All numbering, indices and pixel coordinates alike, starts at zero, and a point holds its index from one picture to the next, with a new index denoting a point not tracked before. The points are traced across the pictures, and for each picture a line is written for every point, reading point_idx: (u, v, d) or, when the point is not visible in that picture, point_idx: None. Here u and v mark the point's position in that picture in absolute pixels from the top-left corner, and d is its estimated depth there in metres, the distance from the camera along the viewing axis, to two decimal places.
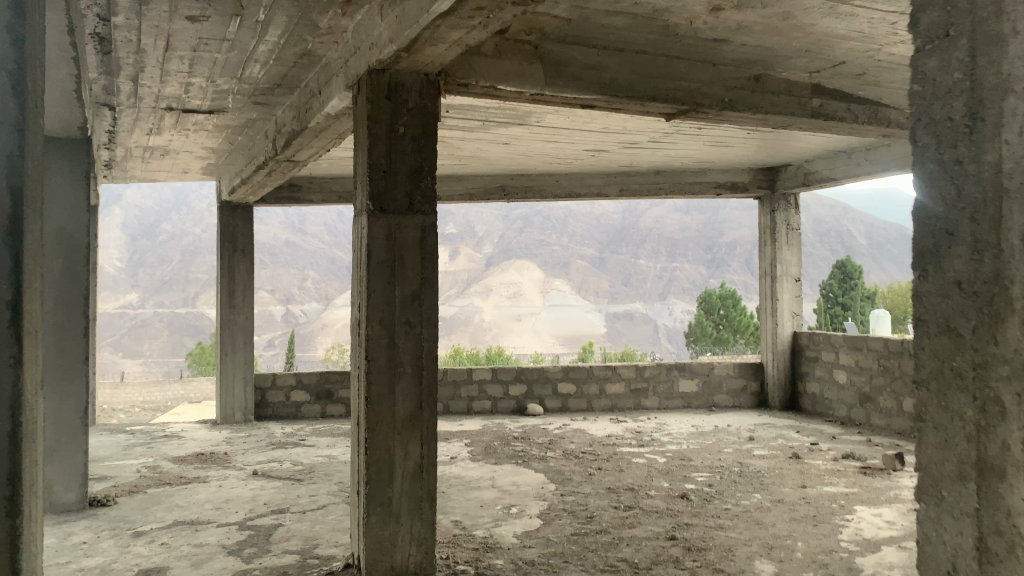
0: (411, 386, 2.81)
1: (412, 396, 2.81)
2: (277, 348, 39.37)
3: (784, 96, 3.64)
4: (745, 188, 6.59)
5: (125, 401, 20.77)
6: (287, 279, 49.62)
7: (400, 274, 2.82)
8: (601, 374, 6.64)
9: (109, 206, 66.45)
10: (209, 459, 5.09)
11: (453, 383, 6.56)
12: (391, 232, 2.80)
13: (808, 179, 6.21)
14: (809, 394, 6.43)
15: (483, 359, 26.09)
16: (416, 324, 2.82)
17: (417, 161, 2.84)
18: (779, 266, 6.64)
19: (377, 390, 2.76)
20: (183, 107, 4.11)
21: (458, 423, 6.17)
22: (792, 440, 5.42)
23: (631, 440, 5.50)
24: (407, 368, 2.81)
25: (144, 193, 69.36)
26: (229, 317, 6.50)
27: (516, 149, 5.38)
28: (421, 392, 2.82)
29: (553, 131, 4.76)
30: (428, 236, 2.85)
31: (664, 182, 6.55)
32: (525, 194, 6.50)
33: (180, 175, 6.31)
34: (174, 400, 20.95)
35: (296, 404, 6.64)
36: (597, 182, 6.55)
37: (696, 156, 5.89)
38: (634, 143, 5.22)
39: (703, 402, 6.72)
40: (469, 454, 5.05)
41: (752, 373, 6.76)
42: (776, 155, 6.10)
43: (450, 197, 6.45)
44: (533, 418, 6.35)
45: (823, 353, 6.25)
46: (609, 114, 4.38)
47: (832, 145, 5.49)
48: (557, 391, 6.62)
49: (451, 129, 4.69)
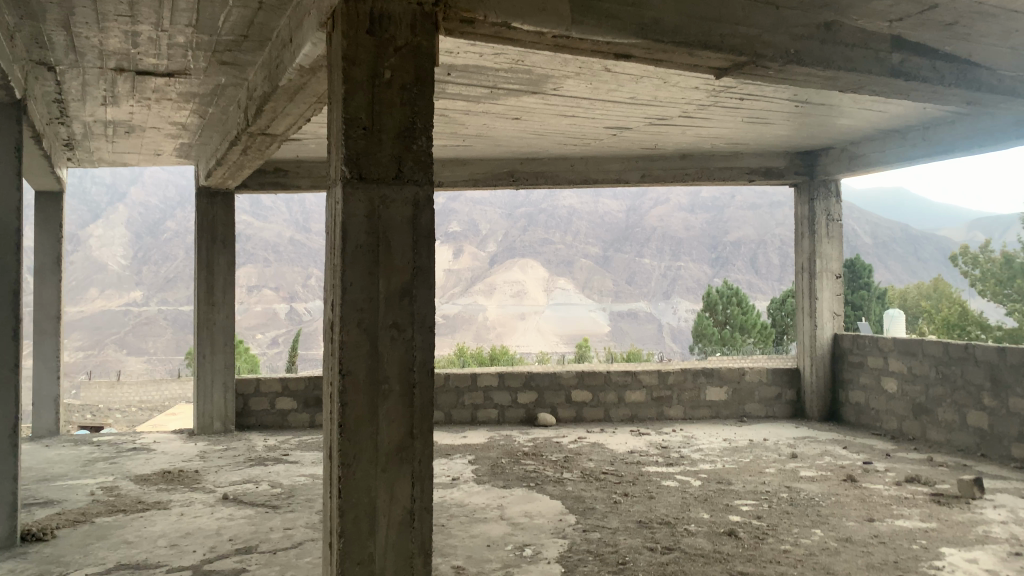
0: (402, 409, 2.16)
1: (401, 420, 2.17)
2: (280, 346, 39.01)
3: (860, 50, 2.97)
4: (780, 173, 5.95)
5: (121, 401, 20.25)
6: (291, 277, 49.17)
7: (385, 262, 2.17)
8: (619, 380, 5.99)
9: (114, 203, 66.06)
10: (176, 479, 4.44)
11: (456, 389, 5.91)
12: (374, 203, 2.16)
13: (853, 162, 5.55)
14: (851, 404, 5.76)
15: (487, 359, 25.57)
16: (406, 326, 2.18)
17: (407, 114, 2.19)
18: (818, 261, 5.95)
19: (352, 409, 2.11)
20: (136, 68, 3.46)
21: (462, 436, 5.53)
22: (841, 458, 4.75)
23: (658, 458, 4.84)
24: (394, 385, 2.16)
25: (148, 189, 68.94)
26: (207, 316, 5.87)
27: (528, 126, 4.72)
28: (412, 415, 2.18)
29: (573, 101, 4.10)
30: (422, 214, 2.21)
31: (691, 167, 5.90)
32: (536, 179, 5.87)
33: (154, 158, 5.67)
34: (173, 400, 20.40)
35: (281, 413, 5.98)
36: (616, 167, 5.90)
37: (729, 135, 5.23)
38: (663, 119, 4.55)
39: (732, 412, 6.07)
40: (473, 474, 4.41)
41: (787, 380, 6.10)
42: (816, 136, 5.45)
43: (453, 183, 5.82)
44: (544, 429, 5.71)
45: (870, 359, 5.58)
46: (639, 79, 3.72)
47: (883, 122, 4.84)
48: (571, 399, 5.98)
49: (454, 99, 4.05)
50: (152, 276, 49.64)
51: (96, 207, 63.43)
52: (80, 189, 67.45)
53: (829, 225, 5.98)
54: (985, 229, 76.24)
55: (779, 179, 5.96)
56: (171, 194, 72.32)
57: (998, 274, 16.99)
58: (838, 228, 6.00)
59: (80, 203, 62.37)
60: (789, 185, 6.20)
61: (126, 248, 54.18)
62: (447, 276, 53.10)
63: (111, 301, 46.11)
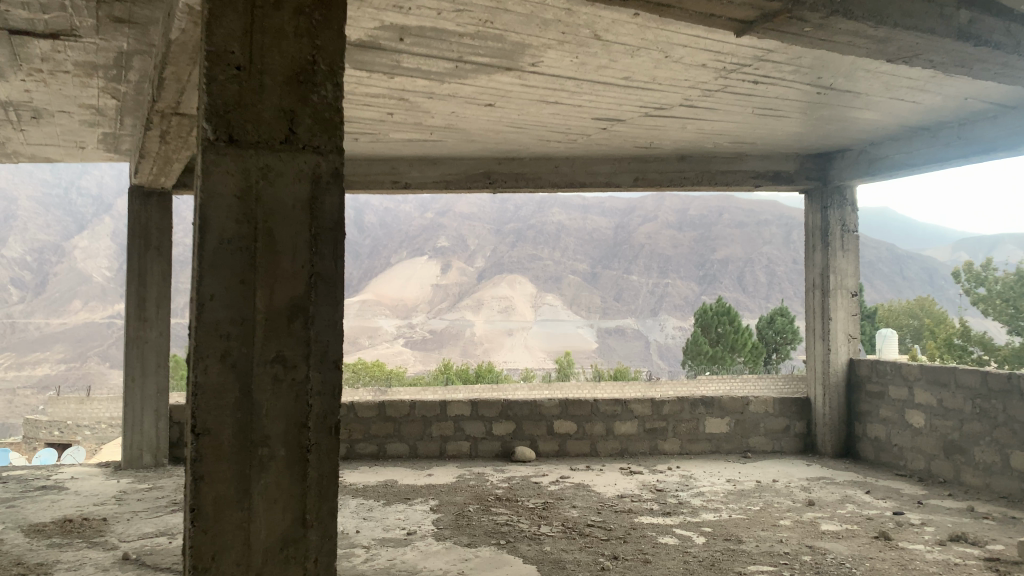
0: (293, 486, 1.47)
1: (288, 501, 1.47)
2: None
3: (921, 3, 2.31)
4: (789, 178, 5.30)
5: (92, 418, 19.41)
6: None
7: (266, 261, 1.46)
8: (609, 410, 5.28)
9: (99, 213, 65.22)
10: (75, 530, 3.70)
11: (423, 419, 5.23)
12: (261, 171, 1.47)
13: (874, 166, 4.89)
14: (870, 438, 5.08)
15: (473, 376, 25.30)
16: (298, 360, 1.48)
17: (305, 49, 1.50)
18: (833, 277, 5.28)
19: (208, 483, 1.41)
20: (6, 24, 2.76)
21: (427, 474, 4.84)
22: (865, 507, 4.06)
23: (652, 505, 4.13)
24: (278, 451, 1.46)
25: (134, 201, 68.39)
26: (137, 334, 5.11)
27: (507, 115, 4.05)
28: (307, 492, 1.48)
29: (556, 81, 3.43)
30: (323, 197, 1.51)
31: (689, 170, 5.24)
32: (515, 182, 5.20)
33: (79, 151, 4.95)
34: None
35: None
36: (606, 169, 5.24)
37: (737, 132, 4.56)
38: (661, 107, 3.88)
39: (734, 447, 5.38)
40: (433, 526, 3.70)
41: (796, 411, 5.43)
42: (832, 136, 4.80)
43: (422, 184, 5.18)
44: (522, 466, 5.01)
45: (891, 390, 4.92)
46: (636, 51, 3.05)
47: (912, 118, 4.20)
48: (553, 431, 5.28)
49: (413, 76, 3.36)
50: None
51: (81, 217, 62.82)
52: (65, 200, 66.72)
53: (845, 238, 5.31)
54: (970, 250, 76.61)
55: (788, 184, 5.31)
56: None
57: (1004, 293, 16.81)
58: (855, 241, 5.34)
59: (65, 215, 61.67)
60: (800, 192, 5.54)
61: (109, 259, 53.38)
62: (435, 291, 52.52)
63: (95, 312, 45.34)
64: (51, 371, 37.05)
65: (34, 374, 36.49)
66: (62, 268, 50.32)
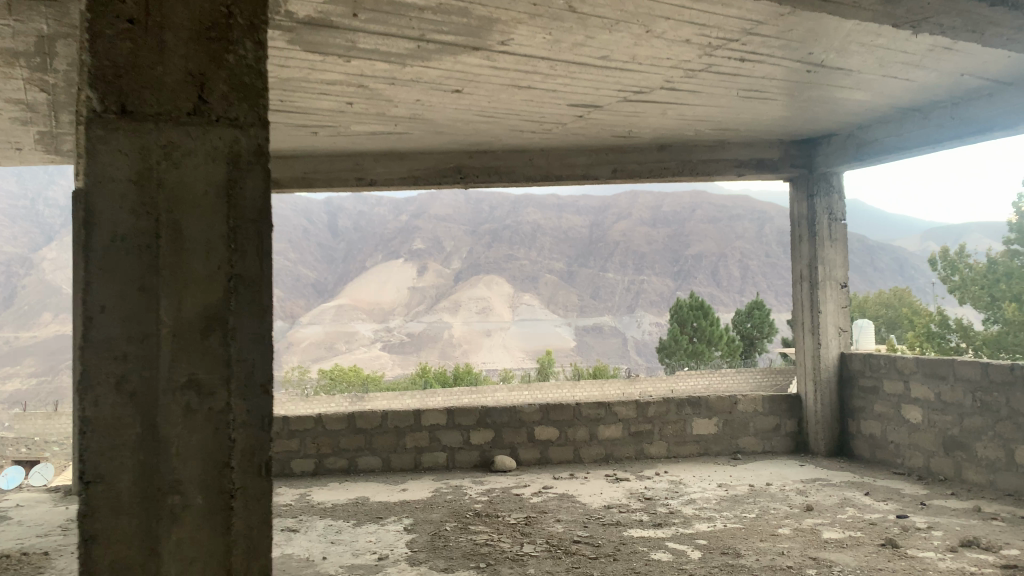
0: (215, 530, 1.45)
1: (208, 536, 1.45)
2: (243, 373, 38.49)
3: None
4: (774, 166, 5.08)
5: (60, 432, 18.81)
6: None
7: (172, 266, 1.46)
8: (591, 414, 5.03)
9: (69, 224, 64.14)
10: (11, 568, 3.34)
11: (395, 430, 4.97)
12: (164, 148, 1.45)
13: (862, 150, 4.67)
14: (864, 435, 4.87)
15: (450, 377, 25.51)
16: (216, 385, 1.47)
17: (218, 5, 1.49)
18: (821, 267, 5.05)
19: (108, 538, 1.39)
20: None
21: (401, 490, 4.56)
22: (867, 511, 3.82)
23: (642, 515, 3.86)
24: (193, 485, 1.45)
25: None
26: None
27: (477, 103, 3.77)
28: (230, 532, 1.46)
29: (528, 61, 3.15)
30: (238, 184, 1.50)
31: (670, 160, 4.99)
32: (488, 176, 4.92)
33: (18, 152, 4.60)
34: None
35: None
36: (583, 161, 4.98)
37: (720, 117, 4.31)
38: (640, 90, 3.63)
39: (724, 448, 5.14)
40: (407, 549, 3.40)
41: (787, 409, 5.20)
42: (820, 120, 4.58)
43: (389, 180, 4.89)
44: (501, 476, 4.73)
45: (885, 385, 4.71)
46: (614, 25, 2.78)
47: (903, 97, 3.98)
48: (534, 437, 5.01)
49: (371, 59, 3.07)
50: None
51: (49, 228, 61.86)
52: (31, 211, 65.48)
53: (833, 226, 5.09)
54: (940, 239, 77.73)
55: (773, 172, 5.09)
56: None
57: (977, 279, 16.89)
58: (843, 230, 5.12)
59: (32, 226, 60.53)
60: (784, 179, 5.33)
61: None
62: (411, 294, 52.16)
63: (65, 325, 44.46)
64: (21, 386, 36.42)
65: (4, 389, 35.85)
66: (31, 279, 49.42)
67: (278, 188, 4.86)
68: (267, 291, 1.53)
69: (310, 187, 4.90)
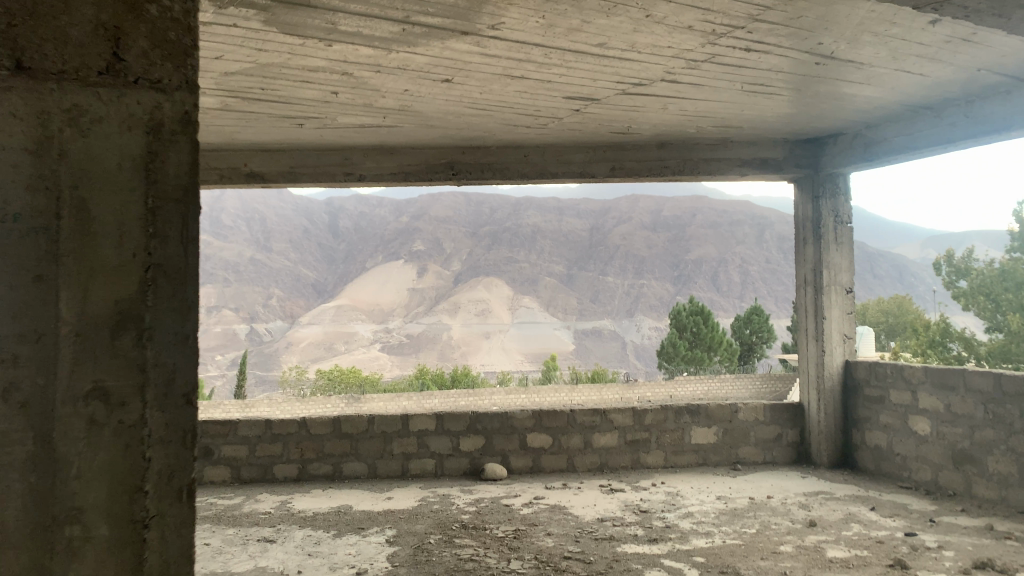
0: (124, 565, 1.40)
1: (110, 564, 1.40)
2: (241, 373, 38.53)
3: None
4: (778, 166, 4.90)
5: None
6: (252, 298, 52.45)
7: (78, 255, 1.40)
8: (585, 421, 4.84)
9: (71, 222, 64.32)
10: None
11: (382, 436, 4.79)
12: (70, 113, 1.39)
13: (870, 150, 4.49)
14: (869, 448, 4.68)
15: (448, 379, 25.52)
16: (127, 394, 1.42)
17: None
18: (826, 272, 4.86)
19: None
20: None
21: (386, 498, 4.37)
22: (873, 528, 3.63)
23: (637, 530, 3.67)
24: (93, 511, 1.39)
25: None
26: None
27: (468, 94, 3.60)
28: (141, 564, 1.41)
29: (520, 48, 2.98)
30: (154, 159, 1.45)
31: (670, 159, 4.81)
32: (481, 173, 4.75)
33: None
34: None
35: None
36: (580, 158, 4.80)
37: (722, 113, 4.13)
38: (638, 82, 3.45)
39: (723, 458, 4.96)
40: (388, 563, 3.22)
41: (789, 419, 5.01)
42: (826, 119, 4.40)
43: (378, 177, 4.71)
44: (490, 486, 4.55)
45: (891, 394, 4.52)
46: (612, 10, 2.61)
47: (915, 94, 3.79)
48: (525, 445, 4.83)
49: (353, 43, 2.90)
50: None
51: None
52: None
53: (838, 229, 4.91)
54: (941, 248, 77.72)
55: (777, 173, 4.90)
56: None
57: (984, 286, 16.89)
58: (848, 233, 4.94)
59: None
60: (789, 180, 5.15)
61: None
62: (410, 296, 52.12)
63: None
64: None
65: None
66: None
67: (264, 182, 4.69)
68: (191, 285, 1.48)
69: (296, 182, 4.74)
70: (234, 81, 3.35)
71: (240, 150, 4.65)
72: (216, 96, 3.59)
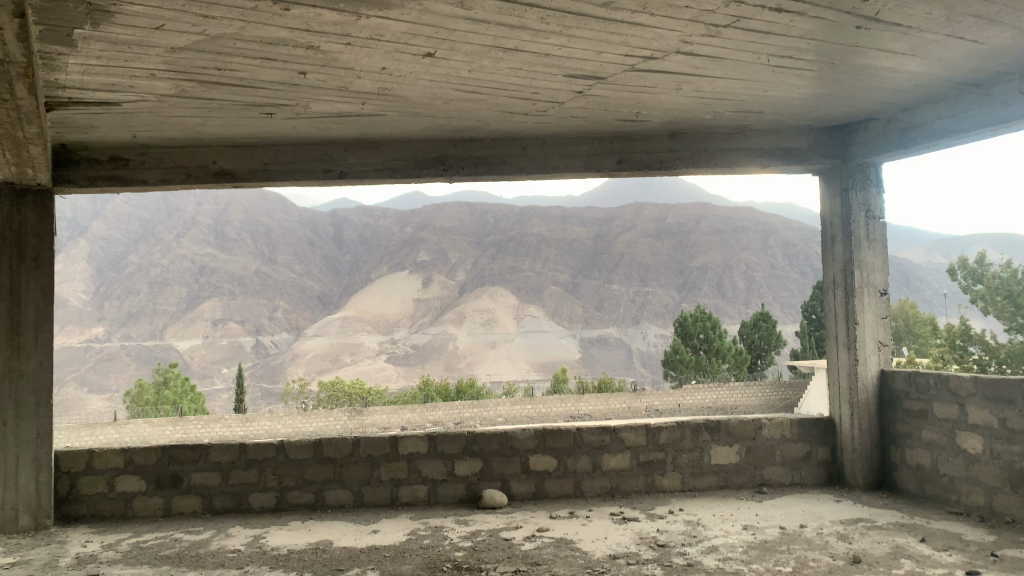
0: None
1: None
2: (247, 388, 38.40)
3: None
4: (802, 155, 4.44)
5: None
6: (258, 310, 52.43)
7: None
8: (594, 441, 4.39)
9: (76, 238, 64.37)
10: None
11: (367, 461, 4.34)
12: None
13: (907, 136, 4.02)
14: (909, 467, 4.19)
15: (452, 391, 25.06)
16: None
17: None
18: (857, 272, 4.38)
19: None
20: None
21: (371, 531, 3.90)
22: (927, 565, 3.15)
23: (654, 569, 3.20)
24: None
25: (111, 224, 67.71)
26: (9, 365, 4.09)
27: (455, 73, 3.15)
28: None
29: (513, 10, 2.53)
30: None
31: (683, 150, 4.36)
32: (473, 167, 4.30)
33: None
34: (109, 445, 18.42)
35: (123, 498, 4.29)
36: (584, 149, 4.33)
37: (742, 95, 3.67)
38: (651, 53, 3.00)
39: (746, 480, 4.48)
40: None
41: (818, 435, 4.53)
42: (856, 103, 3.95)
43: (361, 173, 4.27)
44: (486, 515, 4.08)
45: (935, 408, 4.04)
46: None
47: (963, 67, 3.32)
48: (528, 468, 4.36)
49: (314, 7, 2.47)
50: (118, 317, 49.82)
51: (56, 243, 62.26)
52: None
53: (869, 226, 4.43)
54: (946, 253, 77.52)
55: (801, 164, 4.45)
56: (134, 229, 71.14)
57: (1007, 289, 16.64)
58: (882, 230, 4.45)
59: None
60: (812, 173, 4.69)
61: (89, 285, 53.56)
62: (416, 306, 52.03)
63: (73, 341, 46.07)
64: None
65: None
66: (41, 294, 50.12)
67: (235, 181, 4.25)
68: None
69: (270, 181, 4.29)
70: (185, 58, 2.91)
71: (209, 146, 4.22)
72: (168, 80, 3.15)
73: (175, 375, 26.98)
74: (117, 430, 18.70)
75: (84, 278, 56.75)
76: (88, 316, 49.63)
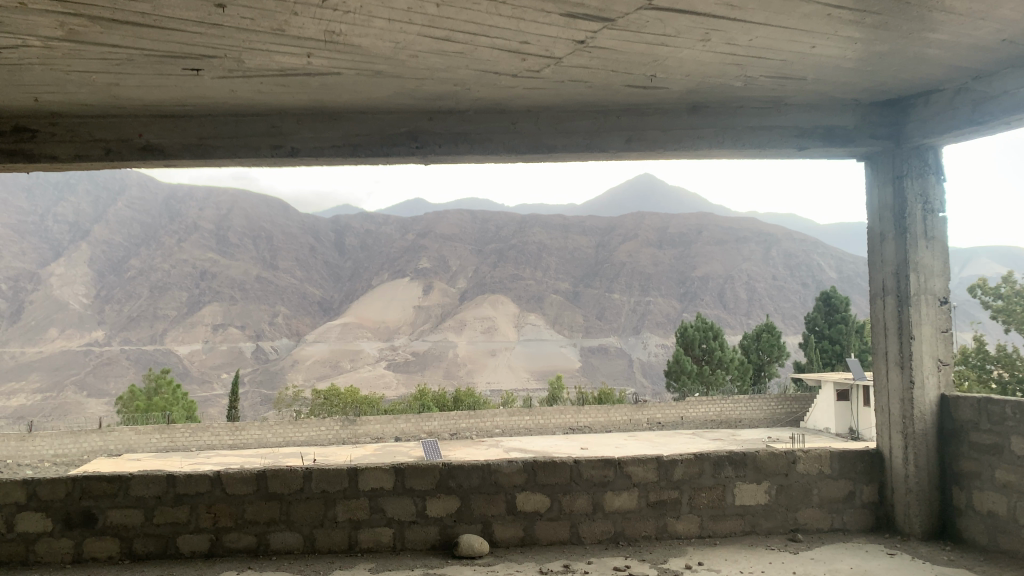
0: None
1: None
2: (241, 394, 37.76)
3: None
4: (844, 136, 3.73)
5: (33, 456, 17.21)
6: (258, 315, 51.91)
7: None
8: (595, 475, 3.65)
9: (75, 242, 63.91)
10: None
11: (321, 498, 3.59)
12: None
13: (981, 109, 3.27)
14: (979, 511, 3.43)
15: (449, 400, 24.34)
16: None
17: None
18: (914, 275, 3.64)
19: None
20: None
21: None
22: None
23: None
24: None
25: (111, 228, 67.28)
26: None
27: (419, 7, 2.43)
28: None
29: None
30: None
31: (705, 127, 3.63)
32: (450, 145, 3.57)
33: None
34: (92, 454, 17.69)
35: (24, 540, 3.53)
36: (586, 126, 3.61)
37: (787, 51, 2.94)
38: None
39: (778, 526, 3.73)
40: None
41: (863, 471, 3.81)
42: (920, 67, 3.20)
43: (317, 150, 3.54)
44: (460, 568, 3.33)
45: (1013, 443, 3.29)
46: None
47: None
48: (515, 509, 3.62)
49: None
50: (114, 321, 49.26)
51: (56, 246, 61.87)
52: (42, 227, 65.68)
53: (927, 220, 3.68)
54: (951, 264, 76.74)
55: (845, 146, 3.73)
56: (135, 232, 70.57)
57: None
58: (944, 225, 3.69)
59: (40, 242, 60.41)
60: (857, 159, 3.96)
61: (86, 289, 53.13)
62: (417, 313, 51.66)
63: (71, 343, 45.44)
64: (26, 403, 37.33)
65: (9, 405, 37.08)
66: (39, 295, 49.80)
67: (165, 159, 3.52)
68: None
69: (208, 159, 3.56)
70: None
71: (134, 116, 3.49)
72: (48, 14, 2.42)
73: (165, 381, 26.12)
74: (102, 437, 17.91)
75: (82, 280, 56.16)
76: (86, 319, 49.01)
